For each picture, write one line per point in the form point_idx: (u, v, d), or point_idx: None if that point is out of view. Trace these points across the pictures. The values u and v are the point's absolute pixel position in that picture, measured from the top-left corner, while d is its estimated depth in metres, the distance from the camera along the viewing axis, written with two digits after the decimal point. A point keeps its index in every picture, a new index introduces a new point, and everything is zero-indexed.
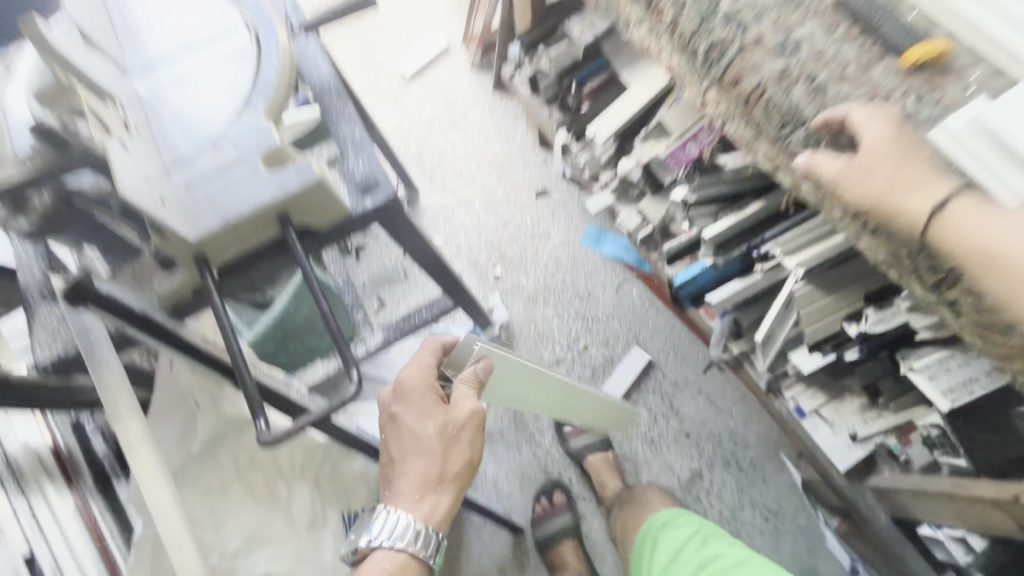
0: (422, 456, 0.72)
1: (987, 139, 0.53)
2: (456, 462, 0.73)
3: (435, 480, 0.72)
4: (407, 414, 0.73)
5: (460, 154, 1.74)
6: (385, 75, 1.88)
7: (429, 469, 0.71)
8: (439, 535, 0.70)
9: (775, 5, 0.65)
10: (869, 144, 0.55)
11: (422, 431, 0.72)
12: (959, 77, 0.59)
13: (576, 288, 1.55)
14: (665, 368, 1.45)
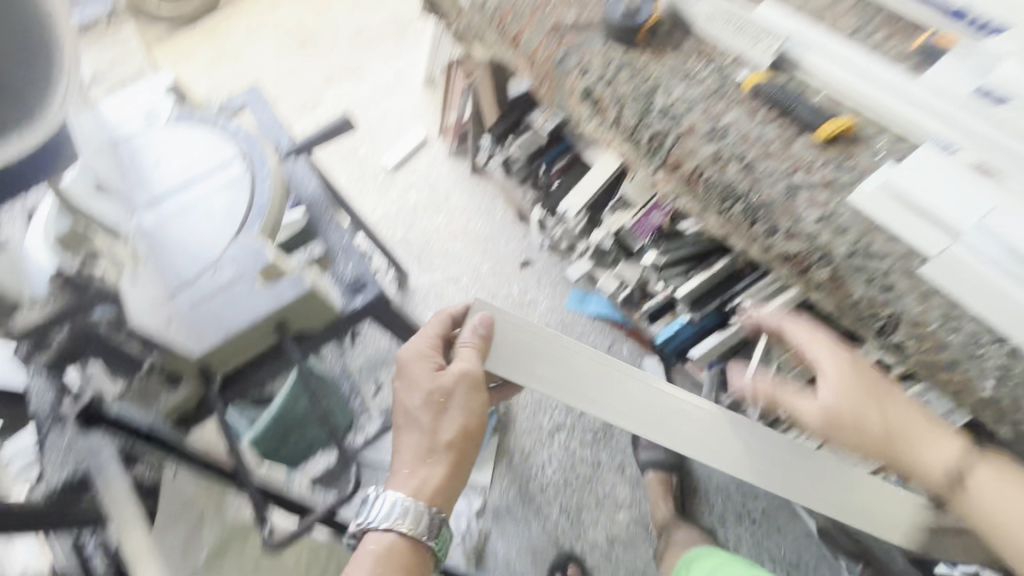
0: (419, 423, 0.74)
1: (899, 200, 0.62)
2: (449, 428, 0.74)
3: (432, 450, 0.74)
4: (405, 387, 0.76)
5: (446, 235, 1.84)
6: (369, 169, 2.02)
7: (427, 438, 0.74)
8: (435, 510, 0.71)
9: (701, 99, 0.75)
10: (829, 404, 0.70)
11: (415, 402, 0.75)
12: (868, 146, 0.68)
13: None
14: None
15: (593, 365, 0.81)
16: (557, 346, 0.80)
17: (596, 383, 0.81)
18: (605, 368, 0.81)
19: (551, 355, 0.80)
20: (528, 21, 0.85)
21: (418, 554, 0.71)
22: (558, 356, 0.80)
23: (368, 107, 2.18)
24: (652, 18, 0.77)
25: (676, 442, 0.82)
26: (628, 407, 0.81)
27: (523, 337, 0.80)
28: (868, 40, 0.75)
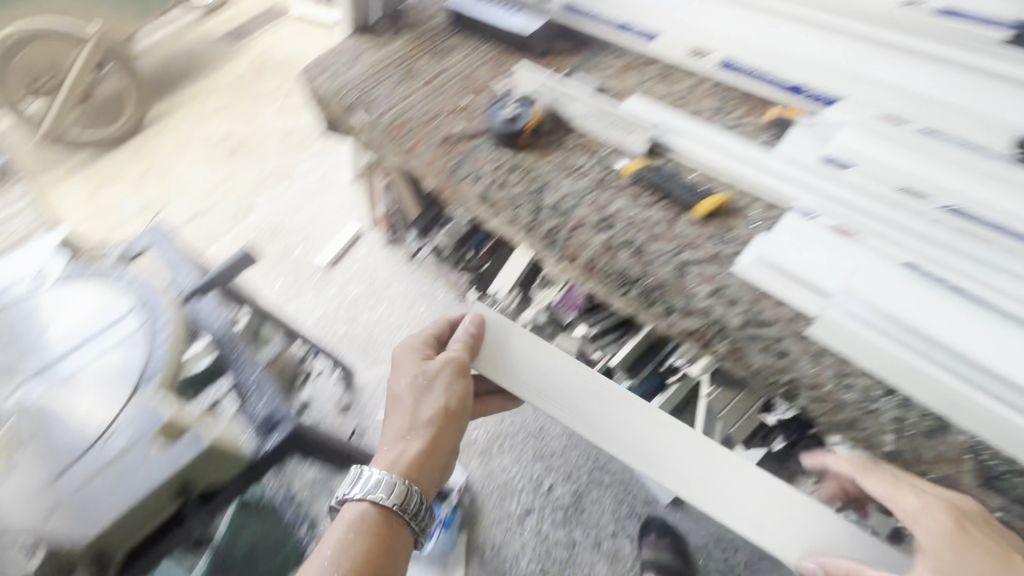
0: (405, 404, 0.77)
1: (774, 268, 0.66)
2: (430, 408, 0.77)
3: (411, 429, 0.75)
4: (399, 372, 0.80)
5: (391, 326, 1.84)
6: (305, 270, 2.02)
7: (408, 417, 0.76)
8: (409, 483, 0.71)
9: (587, 191, 0.79)
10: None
11: (403, 384, 0.78)
12: (743, 216, 0.73)
13: (527, 427, 1.56)
14: (634, 488, 1.46)
15: (589, 388, 0.80)
16: (551, 365, 0.83)
17: (592, 402, 0.80)
18: (602, 398, 0.79)
19: (545, 370, 0.83)
20: (420, 134, 0.89)
21: (392, 527, 0.70)
22: (551, 371, 0.83)
23: (301, 209, 2.22)
24: (531, 122, 0.82)
25: (688, 479, 0.74)
26: (631, 436, 0.77)
27: (525, 353, 0.84)
28: (727, 121, 0.84)
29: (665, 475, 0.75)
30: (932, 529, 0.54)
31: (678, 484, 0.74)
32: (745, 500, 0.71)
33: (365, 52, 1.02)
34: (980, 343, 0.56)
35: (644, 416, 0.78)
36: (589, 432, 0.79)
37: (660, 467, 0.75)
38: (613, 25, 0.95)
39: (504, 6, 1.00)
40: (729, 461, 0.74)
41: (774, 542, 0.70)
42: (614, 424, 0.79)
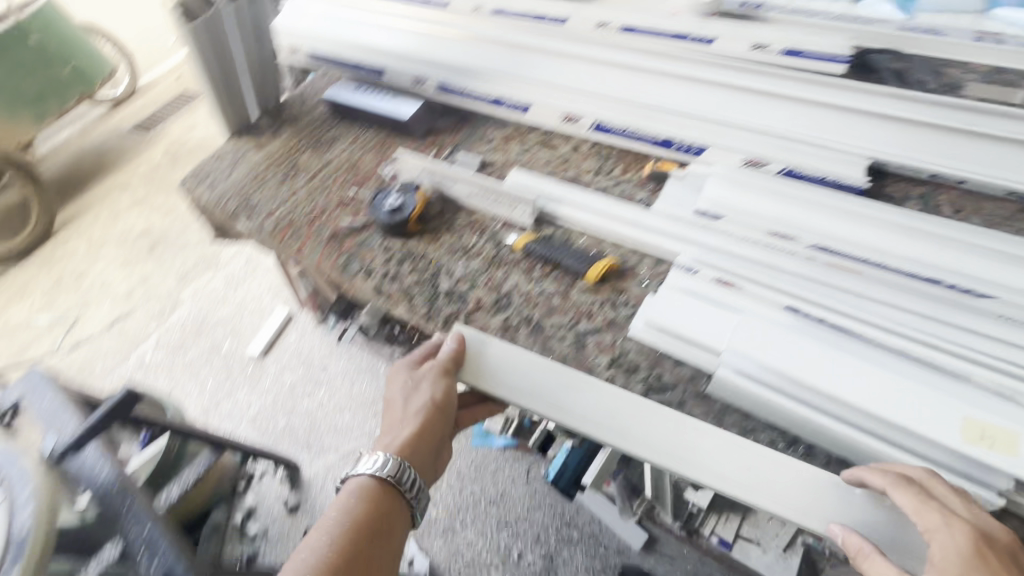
0: (396, 401, 0.73)
1: (662, 330, 0.65)
2: (420, 403, 0.72)
3: (402, 423, 0.72)
4: (396, 372, 0.76)
5: (336, 409, 1.77)
6: (237, 363, 1.92)
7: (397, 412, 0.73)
8: (400, 457, 0.69)
9: (482, 270, 0.78)
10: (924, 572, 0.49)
11: (395, 385, 0.75)
12: (634, 276, 0.74)
13: (488, 493, 1.50)
14: (605, 537, 1.39)
15: (562, 374, 0.66)
16: (529, 361, 0.68)
17: (567, 393, 0.65)
18: (573, 376, 0.65)
19: (518, 363, 0.68)
20: (307, 234, 0.86)
21: (394, 502, 0.68)
22: (526, 364, 0.68)
23: (226, 298, 2.12)
24: (417, 209, 0.82)
25: (675, 452, 0.59)
26: (603, 414, 0.63)
27: (501, 355, 0.69)
28: (608, 180, 0.86)
29: (639, 446, 0.60)
30: (953, 548, 0.47)
31: (658, 455, 0.59)
32: (721, 454, 0.58)
33: (246, 155, 1.00)
34: (862, 389, 0.54)
35: (620, 395, 0.63)
36: (556, 415, 0.64)
37: (632, 439, 0.61)
38: (487, 99, 0.97)
39: (383, 93, 1.02)
40: (713, 433, 0.59)
41: (782, 504, 0.55)
42: (580, 405, 0.64)
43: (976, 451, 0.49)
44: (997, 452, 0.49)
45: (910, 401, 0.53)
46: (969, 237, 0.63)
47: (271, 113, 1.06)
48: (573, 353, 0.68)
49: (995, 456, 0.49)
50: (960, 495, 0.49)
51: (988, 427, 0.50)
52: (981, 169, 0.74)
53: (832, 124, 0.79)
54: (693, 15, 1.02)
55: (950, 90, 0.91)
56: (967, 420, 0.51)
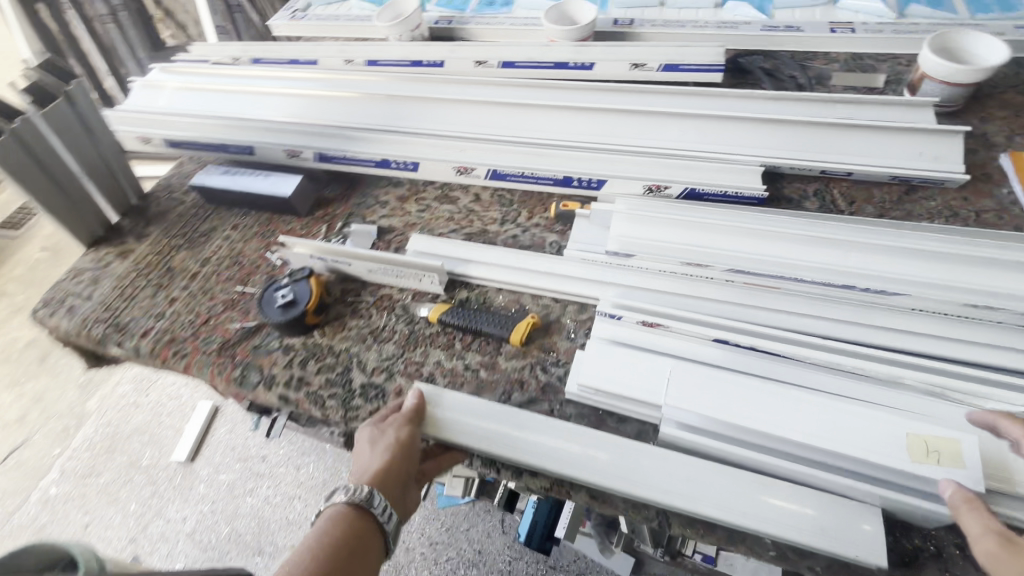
0: (359, 443, 0.59)
1: (596, 391, 0.60)
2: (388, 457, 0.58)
3: (366, 465, 0.58)
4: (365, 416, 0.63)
5: (285, 501, 1.61)
6: (161, 474, 1.71)
7: (361, 453, 0.59)
8: (371, 493, 0.57)
9: (397, 354, 0.71)
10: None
11: (364, 425, 0.61)
12: (560, 329, 0.70)
13: (464, 556, 1.39)
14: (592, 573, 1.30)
15: (511, 415, 0.60)
16: (480, 408, 0.62)
17: (516, 433, 0.59)
18: (523, 416, 0.60)
19: (465, 410, 0.61)
20: (192, 348, 0.75)
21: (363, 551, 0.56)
22: (478, 412, 0.61)
23: (137, 403, 1.89)
24: (313, 299, 0.73)
25: (630, 476, 0.54)
26: (556, 448, 0.57)
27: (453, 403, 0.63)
28: (515, 228, 0.82)
29: (593, 474, 0.55)
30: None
31: (611, 480, 0.54)
32: (677, 479, 0.53)
33: (108, 268, 0.88)
34: (807, 422, 0.51)
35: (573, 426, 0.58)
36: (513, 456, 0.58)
37: (588, 468, 0.55)
38: (372, 161, 0.89)
39: (258, 172, 0.92)
40: (664, 454, 0.55)
41: (734, 512, 0.50)
42: (532, 446, 0.58)
43: (926, 471, 0.47)
44: (945, 467, 0.46)
45: (854, 427, 0.50)
46: (871, 238, 0.62)
47: (133, 213, 0.96)
48: None
49: (944, 472, 0.46)
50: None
51: (931, 440, 0.48)
52: (863, 159, 0.76)
53: (716, 136, 0.82)
54: (569, 40, 1.00)
55: (819, 81, 0.94)
56: (911, 436, 0.48)
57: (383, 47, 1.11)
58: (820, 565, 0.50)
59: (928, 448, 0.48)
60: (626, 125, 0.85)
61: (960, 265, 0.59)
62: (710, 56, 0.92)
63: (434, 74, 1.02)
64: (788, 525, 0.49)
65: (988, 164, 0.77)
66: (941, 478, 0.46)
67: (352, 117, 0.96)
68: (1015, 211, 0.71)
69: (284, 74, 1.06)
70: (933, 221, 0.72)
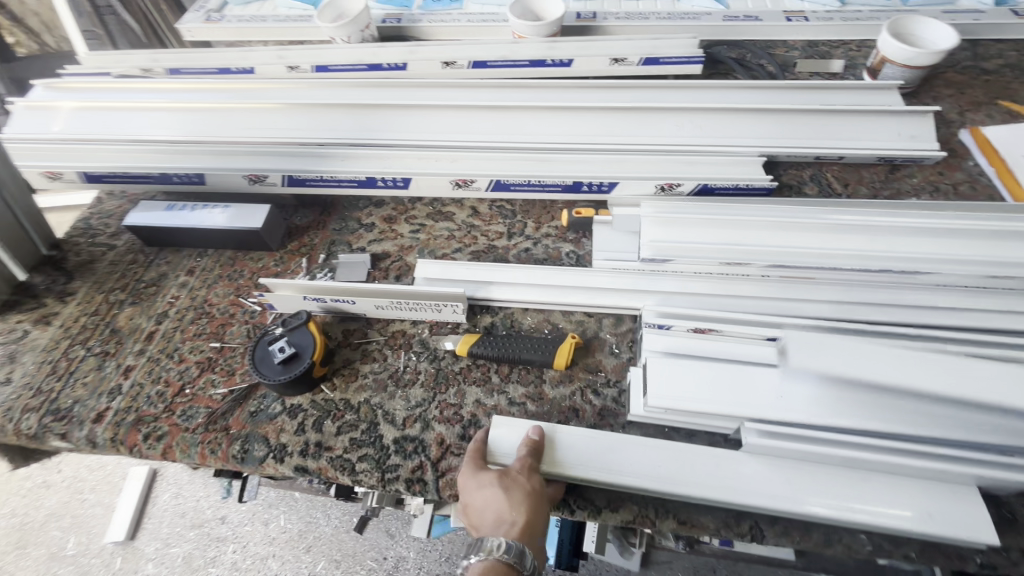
0: (489, 504, 0.53)
1: (667, 410, 0.56)
2: (530, 511, 0.53)
3: (507, 526, 0.53)
4: (469, 467, 0.55)
5: (257, 563, 1.43)
6: (94, 561, 1.45)
7: (494, 513, 0.53)
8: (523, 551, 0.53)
9: (428, 398, 0.63)
10: None
11: (481, 482, 0.54)
12: (602, 345, 0.66)
13: None
14: None
15: (596, 437, 0.57)
16: (553, 440, 0.57)
17: (605, 455, 0.56)
18: (610, 435, 0.57)
19: (544, 438, 0.57)
20: (170, 427, 0.62)
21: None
22: (563, 441, 0.57)
23: (48, 483, 1.59)
24: (319, 349, 0.63)
25: (727, 484, 0.53)
26: (650, 467, 0.54)
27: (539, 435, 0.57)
28: (525, 241, 0.77)
29: (692, 488, 0.53)
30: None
31: (711, 490, 0.52)
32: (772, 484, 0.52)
33: (26, 340, 0.70)
34: (935, 377, 0.49)
35: (661, 443, 0.56)
36: (606, 480, 0.54)
37: (686, 482, 0.53)
38: (354, 181, 0.79)
39: (210, 204, 0.78)
40: (751, 464, 0.54)
41: (827, 506, 0.51)
42: (630, 471, 0.54)
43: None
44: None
45: (985, 378, 0.48)
46: (894, 220, 0.64)
47: (46, 265, 0.78)
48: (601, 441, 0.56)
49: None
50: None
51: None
52: (852, 143, 0.79)
53: (711, 130, 0.81)
54: (540, 35, 0.95)
55: (784, 69, 0.97)
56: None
57: (330, 49, 0.99)
58: (913, 551, 0.51)
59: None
60: (621, 123, 0.82)
61: (976, 239, 0.62)
62: (686, 47, 0.92)
63: (399, 79, 0.94)
64: (885, 516, 0.50)
65: (951, 139, 0.83)
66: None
67: (315, 131, 0.84)
68: (984, 181, 0.78)
69: (219, 86, 0.91)
70: (920, 196, 0.77)
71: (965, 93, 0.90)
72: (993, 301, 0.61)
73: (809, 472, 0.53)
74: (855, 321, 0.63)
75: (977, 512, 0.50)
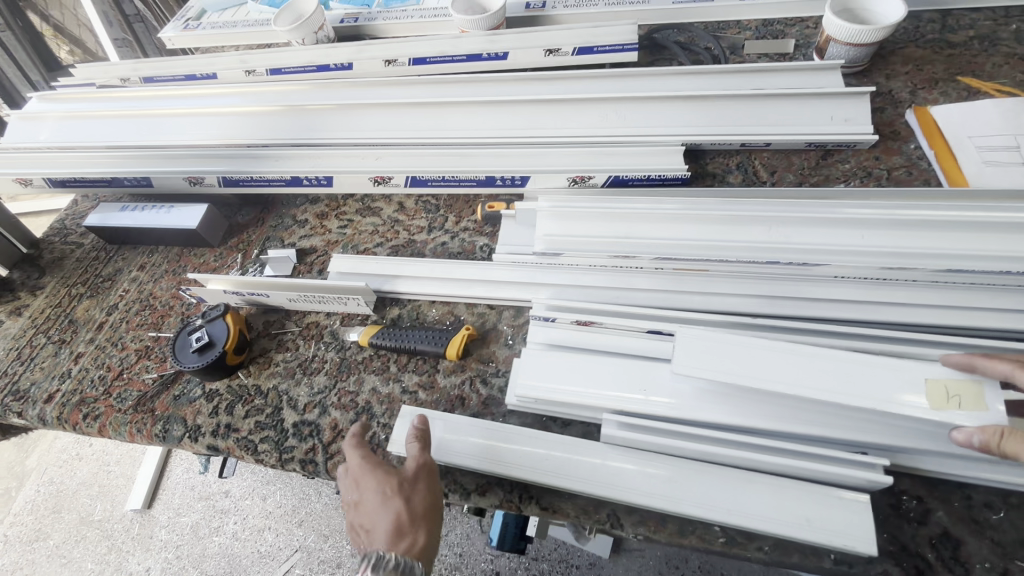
0: (386, 508, 0.52)
1: (538, 400, 0.59)
2: (425, 521, 0.53)
3: (402, 538, 0.51)
4: (366, 467, 0.55)
5: (254, 534, 1.44)
6: (116, 527, 1.51)
7: (388, 519, 0.52)
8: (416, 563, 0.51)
9: (329, 386, 0.67)
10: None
11: (380, 485, 0.54)
12: (498, 336, 0.68)
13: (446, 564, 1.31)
14: (575, 557, 1.20)
15: (492, 428, 0.59)
16: (439, 428, 0.60)
17: (499, 445, 0.58)
18: (506, 429, 0.59)
19: (441, 427, 0.60)
20: (105, 408, 0.69)
21: None
22: (441, 426, 0.60)
23: (79, 455, 1.68)
24: (231, 339, 0.68)
25: (606, 479, 0.54)
26: (539, 459, 0.56)
27: (439, 426, 0.60)
28: (443, 235, 0.79)
29: (574, 482, 0.54)
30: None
31: (592, 485, 0.54)
32: (630, 476, 0.54)
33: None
34: (813, 370, 0.51)
35: (526, 431, 0.58)
36: (500, 471, 0.56)
37: (569, 476, 0.55)
38: (282, 180, 0.84)
39: (157, 205, 0.85)
40: (621, 457, 0.55)
41: (679, 502, 0.52)
42: (494, 458, 0.57)
43: (947, 416, 0.47)
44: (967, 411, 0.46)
45: (867, 375, 0.50)
46: (792, 211, 0.63)
47: (24, 263, 0.87)
48: (508, 431, 0.59)
49: (966, 415, 0.47)
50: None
51: (952, 385, 0.48)
52: (781, 129, 0.77)
53: (635, 118, 0.80)
54: (480, 29, 0.96)
55: (732, 52, 0.94)
56: (930, 381, 0.48)
57: (284, 53, 1.04)
58: (767, 544, 0.51)
59: (949, 393, 0.48)
60: (547, 113, 0.83)
61: (876, 229, 0.60)
62: (624, 35, 0.91)
63: (343, 78, 0.97)
64: (737, 510, 0.51)
65: (896, 120, 0.79)
66: (961, 422, 0.47)
67: (258, 133, 0.89)
68: (922, 165, 0.73)
69: (176, 91, 0.97)
70: (849, 182, 0.74)
71: (923, 69, 0.84)
72: (887, 292, 0.60)
73: (681, 468, 0.53)
74: (748, 314, 0.63)
75: (827, 510, 0.49)
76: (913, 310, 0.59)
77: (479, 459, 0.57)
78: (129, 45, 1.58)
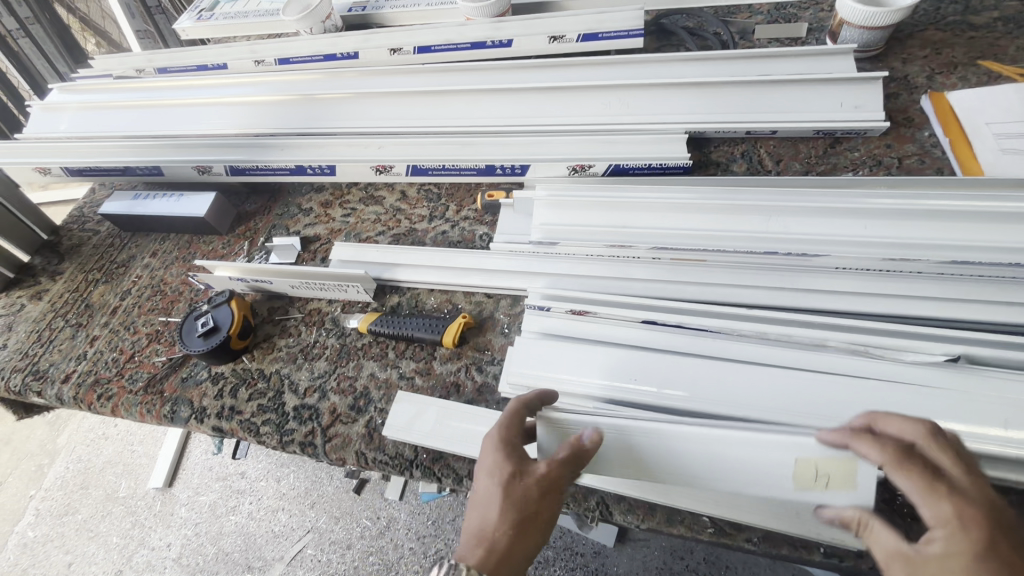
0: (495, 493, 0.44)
1: (530, 389, 0.60)
2: (528, 528, 0.43)
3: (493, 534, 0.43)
4: (494, 454, 0.46)
5: (268, 515, 1.46)
6: (138, 503, 1.55)
7: (486, 524, 0.43)
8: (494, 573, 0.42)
9: (329, 371, 0.68)
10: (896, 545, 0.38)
11: (496, 482, 0.44)
12: (494, 325, 0.69)
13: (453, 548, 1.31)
14: (580, 545, 1.20)
15: (486, 415, 0.60)
16: (434, 413, 0.61)
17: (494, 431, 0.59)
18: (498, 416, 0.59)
19: (436, 414, 0.61)
20: (118, 389, 0.72)
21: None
22: (435, 412, 0.61)
23: (106, 434, 1.71)
24: (235, 324, 0.70)
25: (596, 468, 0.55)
26: None
27: (435, 413, 0.61)
28: (443, 224, 0.80)
29: None
30: (956, 537, 0.34)
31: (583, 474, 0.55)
32: None
33: (21, 312, 0.82)
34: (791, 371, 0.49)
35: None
36: None
37: None
38: (287, 169, 0.86)
39: (168, 193, 0.87)
40: None
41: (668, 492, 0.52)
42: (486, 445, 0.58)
43: (812, 497, 0.42)
44: (833, 493, 0.41)
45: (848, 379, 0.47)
46: (793, 201, 0.61)
47: (44, 249, 0.90)
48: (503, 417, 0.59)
49: (829, 496, 0.42)
50: (981, 475, 0.37)
51: (822, 463, 0.42)
52: (787, 116, 0.75)
53: (639, 106, 0.78)
54: (485, 16, 0.95)
55: (742, 37, 0.92)
56: (799, 461, 0.43)
57: (293, 43, 1.05)
58: (756, 536, 0.51)
59: (817, 472, 0.42)
60: (549, 99, 0.81)
61: (877, 219, 0.59)
62: (630, 20, 0.89)
63: (349, 67, 0.98)
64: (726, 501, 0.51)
65: (910, 107, 0.76)
66: (826, 502, 0.42)
67: (266, 122, 0.90)
68: (935, 153, 0.71)
69: (185, 82, 0.98)
70: (858, 171, 0.72)
71: (943, 53, 0.81)
72: (889, 284, 0.58)
73: None
74: (745, 305, 0.62)
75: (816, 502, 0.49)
76: (918, 303, 0.58)
77: (472, 446, 0.58)
78: (152, 37, 1.56)
